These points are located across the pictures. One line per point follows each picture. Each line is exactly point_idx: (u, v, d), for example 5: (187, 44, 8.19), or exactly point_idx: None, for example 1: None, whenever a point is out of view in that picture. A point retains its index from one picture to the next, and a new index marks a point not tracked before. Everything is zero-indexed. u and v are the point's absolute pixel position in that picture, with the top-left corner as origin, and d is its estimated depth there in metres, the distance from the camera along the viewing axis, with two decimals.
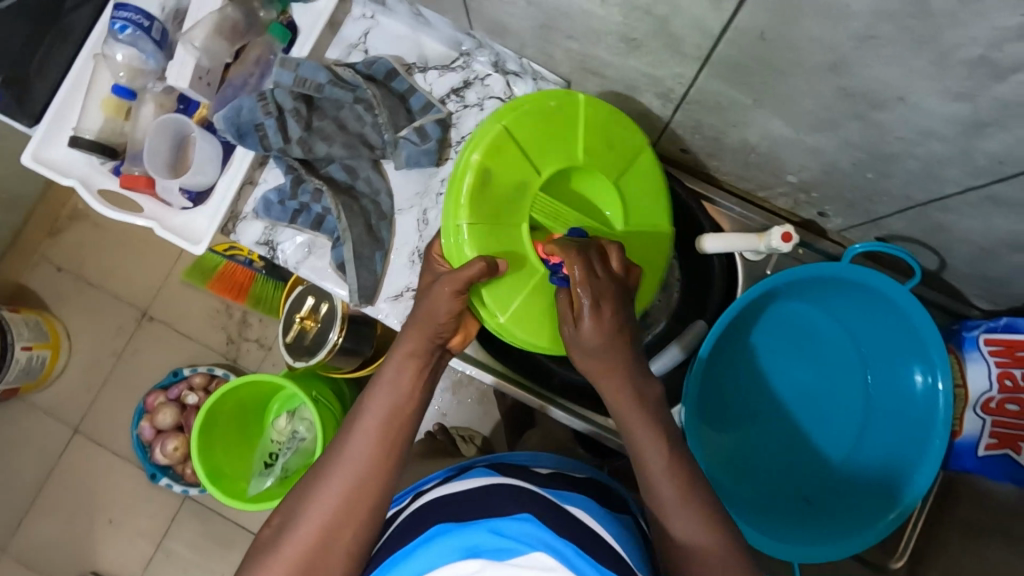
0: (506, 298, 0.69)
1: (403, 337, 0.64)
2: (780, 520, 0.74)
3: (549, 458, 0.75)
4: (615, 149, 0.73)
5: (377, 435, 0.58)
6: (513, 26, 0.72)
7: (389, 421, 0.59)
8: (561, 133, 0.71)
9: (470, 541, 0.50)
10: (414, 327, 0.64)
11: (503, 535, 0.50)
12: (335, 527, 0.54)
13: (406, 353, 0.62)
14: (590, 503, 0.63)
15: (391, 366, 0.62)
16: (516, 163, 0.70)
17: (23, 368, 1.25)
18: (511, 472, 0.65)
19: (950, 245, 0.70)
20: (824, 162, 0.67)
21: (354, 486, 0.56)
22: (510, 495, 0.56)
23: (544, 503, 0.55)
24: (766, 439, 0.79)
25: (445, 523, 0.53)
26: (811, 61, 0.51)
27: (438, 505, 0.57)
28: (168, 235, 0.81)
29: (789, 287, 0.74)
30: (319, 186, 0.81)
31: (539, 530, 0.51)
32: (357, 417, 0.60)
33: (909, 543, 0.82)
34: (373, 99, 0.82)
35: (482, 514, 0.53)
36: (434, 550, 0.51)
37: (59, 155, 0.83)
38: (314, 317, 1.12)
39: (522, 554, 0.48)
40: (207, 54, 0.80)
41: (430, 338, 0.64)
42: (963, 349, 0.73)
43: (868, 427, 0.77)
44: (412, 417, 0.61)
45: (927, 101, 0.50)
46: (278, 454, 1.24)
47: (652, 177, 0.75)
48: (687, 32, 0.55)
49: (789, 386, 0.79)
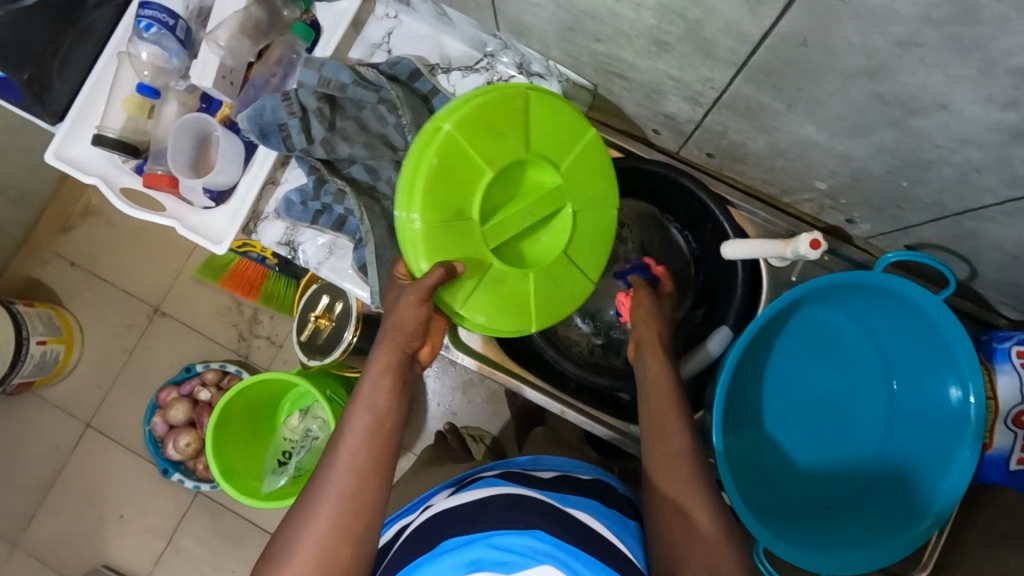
0: (527, 308, 0.72)
1: (373, 357, 0.64)
2: (805, 532, 0.74)
3: (558, 461, 0.75)
4: (510, 134, 0.69)
5: (361, 450, 0.57)
6: (539, 27, 0.71)
7: (371, 437, 0.58)
8: (459, 169, 0.67)
9: (473, 555, 0.51)
10: (381, 345, 0.64)
11: (503, 548, 0.51)
12: (332, 547, 0.52)
13: (376, 373, 0.62)
14: (592, 504, 0.63)
15: (365, 382, 0.62)
16: (453, 233, 0.67)
17: (38, 363, 1.25)
18: (512, 477, 0.65)
19: (980, 253, 0.69)
20: (855, 169, 0.66)
21: (346, 502, 0.54)
22: (508, 504, 0.56)
23: (542, 508, 0.56)
24: (790, 440, 0.78)
25: (447, 537, 0.54)
26: (850, 66, 0.50)
27: (443, 517, 0.57)
28: (189, 234, 0.81)
29: (815, 295, 0.73)
30: (341, 186, 0.81)
31: (539, 539, 0.52)
32: (337, 440, 0.58)
33: (933, 554, 0.81)
34: (397, 99, 0.81)
35: (485, 522, 0.54)
36: (441, 565, 0.52)
37: (81, 152, 0.83)
38: (330, 317, 1.12)
39: (525, 566, 0.50)
40: (230, 54, 0.79)
41: (401, 348, 0.64)
42: (993, 360, 0.72)
43: (891, 430, 0.76)
44: (393, 433, 0.60)
45: (971, 109, 0.49)
46: (292, 453, 1.24)
47: (551, 113, 0.71)
48: (721, 36, 0.54)
49: (811, 388, 0.78)
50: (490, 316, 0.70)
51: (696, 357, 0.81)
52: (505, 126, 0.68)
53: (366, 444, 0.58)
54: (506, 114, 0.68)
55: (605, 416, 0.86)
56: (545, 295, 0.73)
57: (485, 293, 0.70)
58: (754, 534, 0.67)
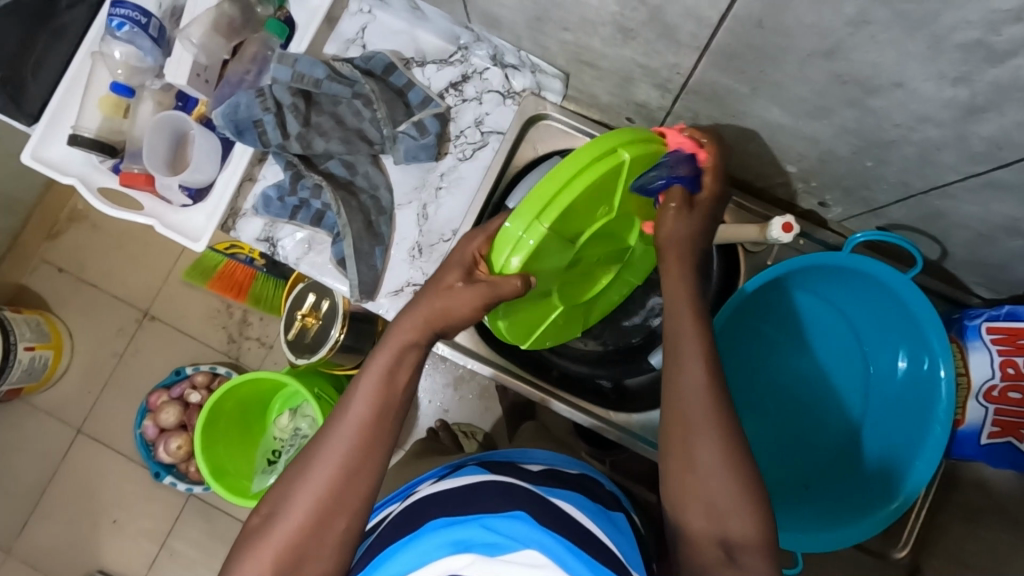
0: (528, 332, 0.74)
1: (398, 326, 0.60)
2: (781, 510, 0.75)
3: (543, 456, 0.75)
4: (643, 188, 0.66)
5: (364, 426, 0.55)
6: (508, 18, 0.71)
7: (381, 413, 0.56)
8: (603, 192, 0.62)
9: (461, 536, 0.52)
10: (421, 306, 0.61)
11: (494, 530, 0.52)
12: (321, 521, 0.53)
13: (400, 340, 0.59)
14: (582, 500, 0.63)
15: (383, 356, 0.59)
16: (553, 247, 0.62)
17: (26, 369, 1.26)
18: (498, 468, 0.66)
19: (950, 232, 0.69)
20: (822, 151, 0.66)
21: (340, 478, 0.54)
22: (501, 491, 0.57)
23: (535, 497, 0.57)
24: (782, 424, 0.79)
25: (436, 518, 0.54)
26: (806, 47, 0.51)
27: (431, 500, 0.58)
28: (167, 231, 0.81)
29: (788, 277, 0.74)
30: (318, 181, 0.81)
31: (529, 526, 0.52)
32: (352, 399, 0.57)
33: (912, 532, 0.82)
34: (372, 94, 0.81)
35: (474, 507, 0.55)
36: (427, 546, 0.52)
37: (58, 153, 0.83)
38: (315, 315, 1.12)
39: (511, 550, 0.50)
40: (204, 52, 0.80)
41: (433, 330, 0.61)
42: (965, 338, 0.73)
43: (877, 403, 0.76)
44: (399, 411, 0.58)
45: (924, 86, 0.50)
46: (281, 452, 1.25)
47: None
48: (682, 21, 0.55)
49: (795, 372, 0.79)
50: (511, 326, 0.71)
51: None
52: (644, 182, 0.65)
53: (377, 416, 0.56)
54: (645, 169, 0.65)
55: (589, 404, 0.86)
56: (551, 330, 0.76)
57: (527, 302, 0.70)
58: None
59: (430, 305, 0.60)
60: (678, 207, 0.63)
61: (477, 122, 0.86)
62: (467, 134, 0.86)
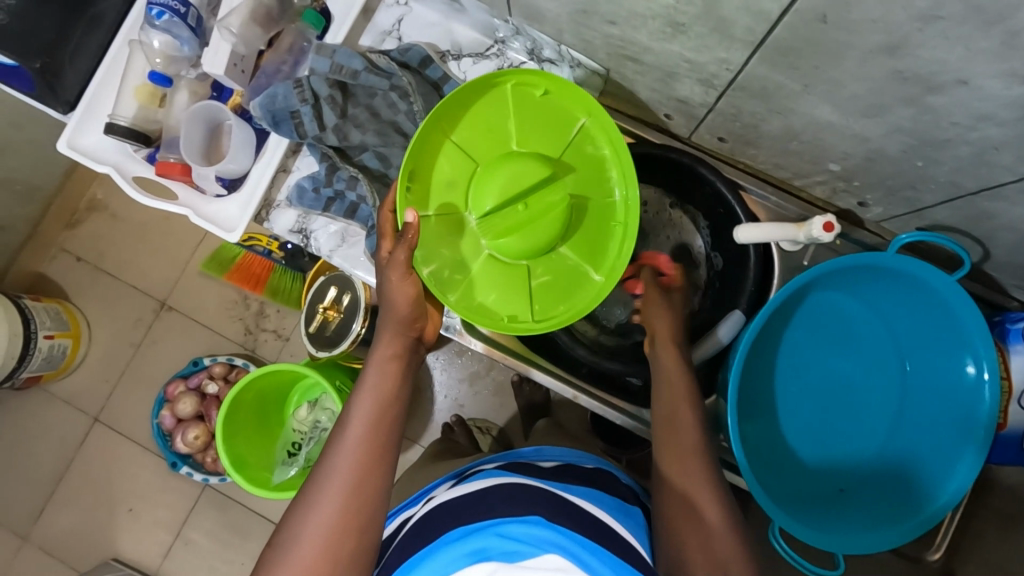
0: (435, 175, 0.70)
1: (378, 342, 0.66)
2: (820, 513, 0.74)
3: (556, 452, 0.75)
4: (557, 266, 0.74)
5: (365, 439, 0.58)
6: (552, 11, 0.71)
7: (378, 424, 0.60)
8: (513, 276, 0.73)
9: (477, 544, 0.50)
10: (384, 329, 0.67)
11: (509, 538, 0.50)
12: (339, 536, 0.53)
13: (377, 358, 0.65)
14: (597, 494, 0.63)
15: (370, 374, 0.63)
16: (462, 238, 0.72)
17: (46, 357, 1.26)
18: (517, 471, 0.65)
19: (995, 234, 0.69)
20: (869, 150, 0.66)
21: (350, 493, 0.55)
22: (512, 497, 0.55)
23: (554, 498, 0.57)
24: (788, 430, 0.78)
25: (452, 529, 0.53)
26: (870, 43, 0.50)
27: (448, 509, 0.57)
28: (202, 222, 0.81)
29: (827, 279, 0.74)
30: (354, 173, 0.81)
31: (549, 530, 0.51)
32: (342, 425, 0.60)
33: (946, 537, 0.83)
34: (408, 86, 0.80)
35: (488, 514, 0.53)
36: (443, 558, 0.51)
37: (92, 141, 0.83)
38: (337, 308, 1.11)
39: (532, 555, 0.49)
40: (243, 41, 0.80)
41: (405, 334, 0.67)
42: (1008, 341, 0.72)
43: (862, 404, 0.78)
44: (397, 419, 0.61)
45: (990, 84, 0.49)
46: (300, 444, 1.25)
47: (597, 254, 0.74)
48: (739, 15, 0.54)
49: (789, 372, 0.79)
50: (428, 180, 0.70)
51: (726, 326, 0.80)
52: (557, 275, 0.74)
53: (374, 427, 0.59)
54: (568, 281, 0.74)
55: (618, 400, 0.86)
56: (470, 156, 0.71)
57: (447, 164, 0.71)
58: (772, 515, 0.68)
59: (394, 321, 0.67)
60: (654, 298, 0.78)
61: None
62: None
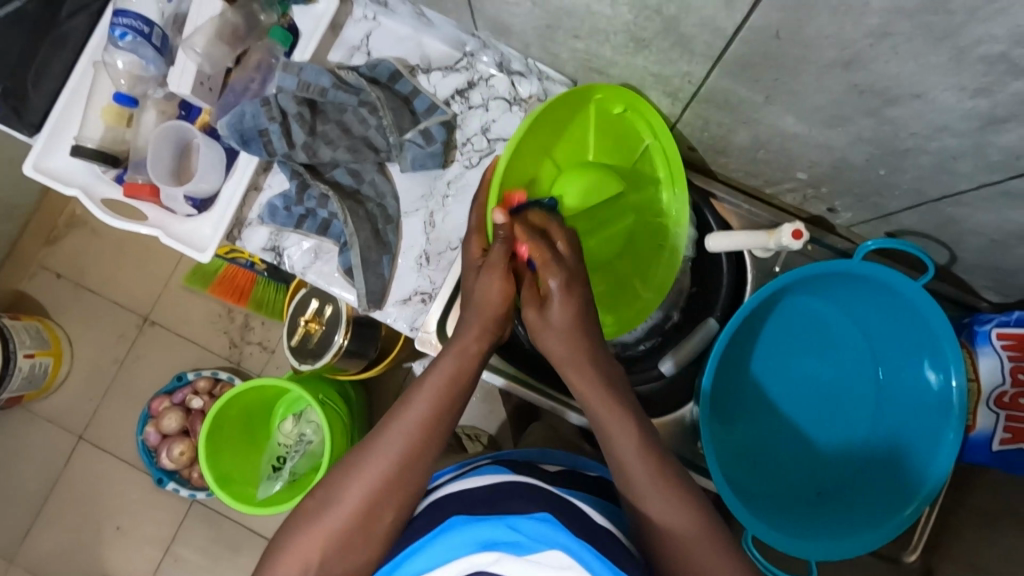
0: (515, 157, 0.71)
1: (462, 330, 0.64)
2: (797, 517, 0.75)
3: (561, 456, 0.74)
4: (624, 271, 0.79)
5: (422, 424, 0.58)
6: (517, 26, 0.71)
7: (437, 413, 0.59)
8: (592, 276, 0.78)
9: (485, 535, 0.49)
10: (472, 322, 0.64)
11: (518, 531, 0.49)
12: (368, 514, 0.55)
13: (456, 351, 0.62)
14: (601, 502, 0.62)
15: (446, 360, 0.62)
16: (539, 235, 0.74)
17: (27, 376, 1.25)
18: (518, 467, 0.64)
19: (961, 238, 0.69)
20: (835, 158, 0.66)
21: (392, 475, 0.56)
22: (522, 493, 0.54)
23: (561, 501, 0.54)
24: (766, 435, 0.79)
25: (461, 516, 0.52)
26: (825, 58, 0.51)
27: (454, 498, 0.56)
28: (173, 242, 0.81)
29: (800, 285, 0.74)
30: (325, 191, 0.80)
31: (556, 529, 0.49)
32: (406, 403, 0.59)
33: (922, 537, 0.84)
34: (377, 102, 0.80)
35: (499, 506, 0.52)
36: (450, 543, 0.50)
37: (61, 164, 0.82)
38: (319, 321, 1.11)
39: (537, 550, 0.48)
40: (208, 61, 0.79)
41: (491, 330, 0.64)
42: (975, 343, 0.73)
43: (841, 411, 0.78)
44: (457, 410, 0.60)
45: (943, 97, 0.50)
46: (285, 458, 1.22)
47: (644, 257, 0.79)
48: (698, 31, 0.55)
49: (767, 379, 0.79)
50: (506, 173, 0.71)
51: (682, 350, 0.81)
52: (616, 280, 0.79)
53: (431, 416, 0.58)
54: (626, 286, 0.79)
55: None
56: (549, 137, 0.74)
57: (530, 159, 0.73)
58: (745, 524, 0.69)
59: (482, 319, 0.64)
60: (531, 305, 0.62)
61: (484, 129, 0.84)
62: (474, 141, 0.84)
